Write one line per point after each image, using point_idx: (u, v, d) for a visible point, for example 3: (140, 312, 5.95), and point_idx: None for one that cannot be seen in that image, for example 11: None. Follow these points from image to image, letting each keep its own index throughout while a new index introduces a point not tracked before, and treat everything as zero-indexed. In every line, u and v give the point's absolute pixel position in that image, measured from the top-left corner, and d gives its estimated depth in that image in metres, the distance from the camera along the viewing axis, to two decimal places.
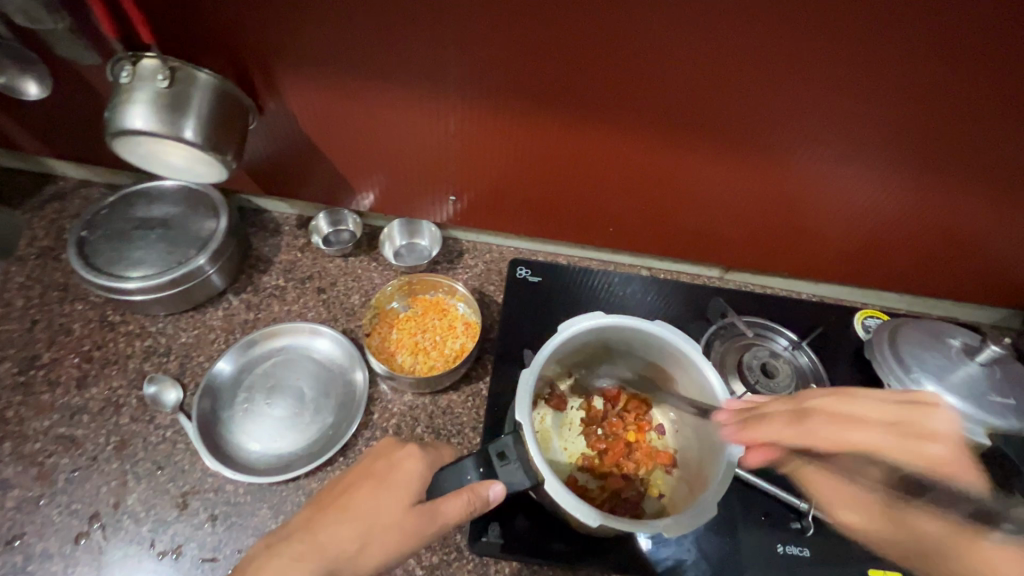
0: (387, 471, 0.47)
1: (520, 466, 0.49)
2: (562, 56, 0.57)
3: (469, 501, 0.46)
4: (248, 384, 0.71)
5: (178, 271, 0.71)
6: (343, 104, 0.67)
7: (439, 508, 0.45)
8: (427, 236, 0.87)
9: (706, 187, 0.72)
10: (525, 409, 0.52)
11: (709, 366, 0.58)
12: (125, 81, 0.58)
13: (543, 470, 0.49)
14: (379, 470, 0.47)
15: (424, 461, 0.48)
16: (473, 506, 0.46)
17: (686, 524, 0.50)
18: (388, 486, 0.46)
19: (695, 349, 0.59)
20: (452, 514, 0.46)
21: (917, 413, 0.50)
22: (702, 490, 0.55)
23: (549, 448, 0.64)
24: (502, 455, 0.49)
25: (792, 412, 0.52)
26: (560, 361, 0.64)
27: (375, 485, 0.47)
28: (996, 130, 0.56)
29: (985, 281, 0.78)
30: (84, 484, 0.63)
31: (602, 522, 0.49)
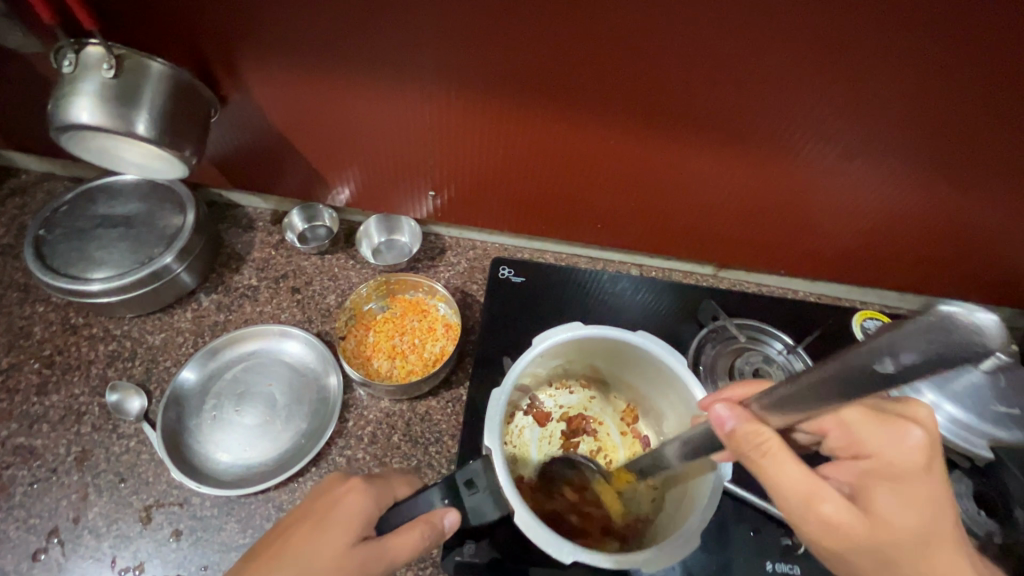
0: (326, 509, 0.43)
1: (489, 494, 0.47)
2: (541, 46, 0.53)
3: (422, 536, 0.43)
4: (216, 391, 0.68)
5: (142, 271, 0.67)
6: (311, 95, 0.63)
7: (388, 546, 0.42)
8: (407, 232, 0.83)
9: (698, 182, 0.67)
10: (493, 434, 0.50)
11: (695, 381, 0.55)
12: (68, 71, 0.54)
13: (513, 504, 0.47)
14: (319, 509, 0.43)
15: (368, 495, 0.44)
16: (428, 539, 0.43)
17: (665, 557, 0.48)
18: (330, 524, 0.42)
19: (679, 360, 0.56)
20: (403, 551, 0.42)
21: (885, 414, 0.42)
22: (686, 513, 0.52)
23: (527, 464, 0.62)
24: (470, 483, 0.47)
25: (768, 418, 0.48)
26: (537, 371, 0.61)
27: (314, 527, 0.42)
28: (1012, 124, 0.52)
29: (992, 281, 0.74)
30: (42, 497, 0.61)
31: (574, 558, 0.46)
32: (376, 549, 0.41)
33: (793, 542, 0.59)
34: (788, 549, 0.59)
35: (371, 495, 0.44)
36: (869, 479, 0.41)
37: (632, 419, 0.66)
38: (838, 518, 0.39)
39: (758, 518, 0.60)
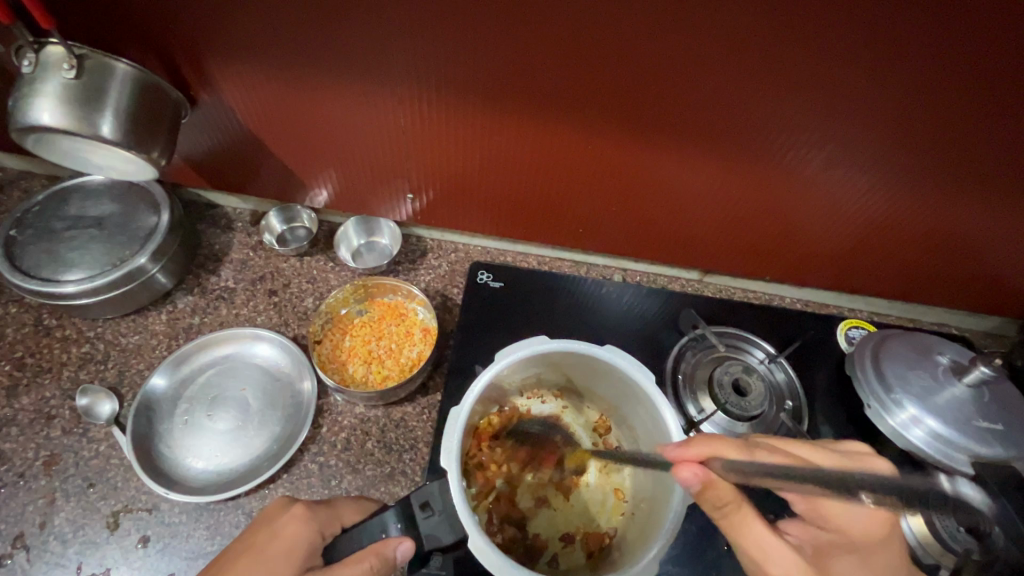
0: (267, 541, 0.44)
1: (444, 518, 0.46)
2: (513, 48, 0.51)
3: (371, 567, 0.42)
4: (188, 396, 0.67)
5: (114, 273, 0.66)
6: (282, 97, 0.62)
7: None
8: (387, 234, 0.82)
9: (680, 186, 0.66)
10: (451, 454, 0.49)
11: (662, 398, 0.54)
12: (28, 71, 0.53)
13: (466, 527, 0.45)
14: (260, 543, 0.44)
15: (311, 523, 0.45)
16: (378, 571, 0.43)
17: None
18: (271, 557, 0.43)
19: (646, 376, 0.55)
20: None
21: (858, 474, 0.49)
22: (654, 531, 0.51)
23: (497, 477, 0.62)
24: (426, 505, 0.47)
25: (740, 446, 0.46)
26: (504, 384, 0.61)
27: (256, 563, 0.43)
28: (997, 133, 0.50)
29: (980, 288, 0.73)
30: (8, 502, 0.60)
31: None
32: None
33: None
34: None
35: (313, 525, 0.45)
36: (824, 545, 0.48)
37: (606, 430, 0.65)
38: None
39: None
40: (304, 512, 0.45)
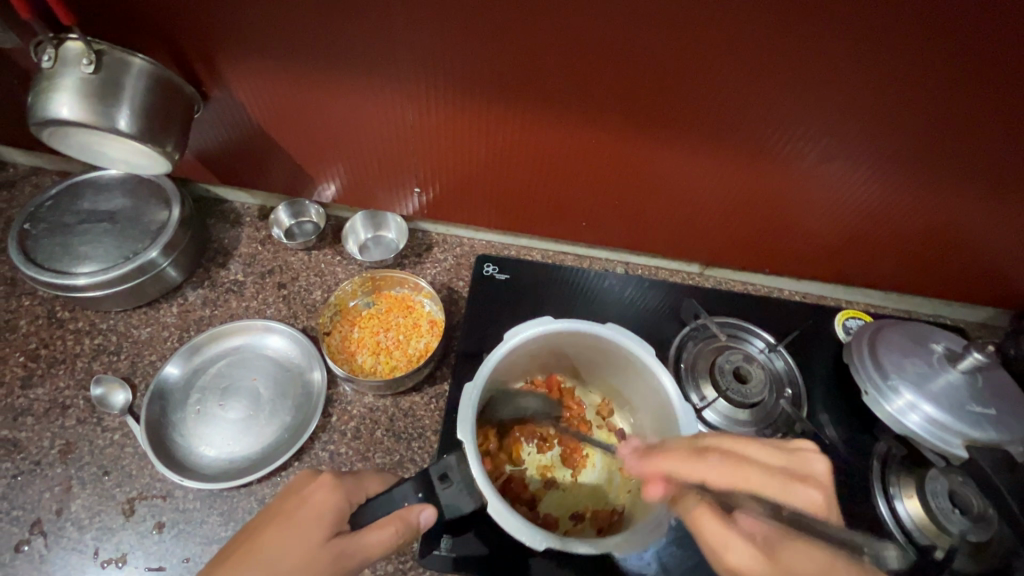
0: (297, 508, 0.44)
1: (463, 487, 0.49)
2: (520, 45, 0.53)
3: (397, 531, 0.45)
4: (200, 386, 0.68)
5: (127, 266, 0.68)
6: (293, 93, 0.63)
7: (360, 542, 0.43)
8: (394, 228, 0.84)
9: (682, 180, 0.68)
10: (468, 427, 0.51)
11: (664, 369, 0.57)
12: (48, 66, 0.54)
13: (485, 493, 0.48)
14: (288, 510, 0.44)
15: (339, 491, 0.46)
16: (403, 535, 0.45)
17: (636, 542, 0.50)
18: (300, 522, 0.43)
19: (648, 350, 0.58)
20: (377, 545, 0.44)
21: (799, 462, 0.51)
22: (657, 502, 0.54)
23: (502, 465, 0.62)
24: (444, 477, 0.49)
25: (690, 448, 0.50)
26: (512, 366, 0.63)
27: (287, 527, 0.43)
28: (988, 126, 0.52)
29: (974, 280, 0.75)
30: (25, 490, 0.61)
31: (548, 544, 0.47)
32: (348, 545, 0.43)
33: None
34: None
35: (341, 493, 0.46)
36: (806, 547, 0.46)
37: (610, 411, 0.67)
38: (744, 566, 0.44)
39: None
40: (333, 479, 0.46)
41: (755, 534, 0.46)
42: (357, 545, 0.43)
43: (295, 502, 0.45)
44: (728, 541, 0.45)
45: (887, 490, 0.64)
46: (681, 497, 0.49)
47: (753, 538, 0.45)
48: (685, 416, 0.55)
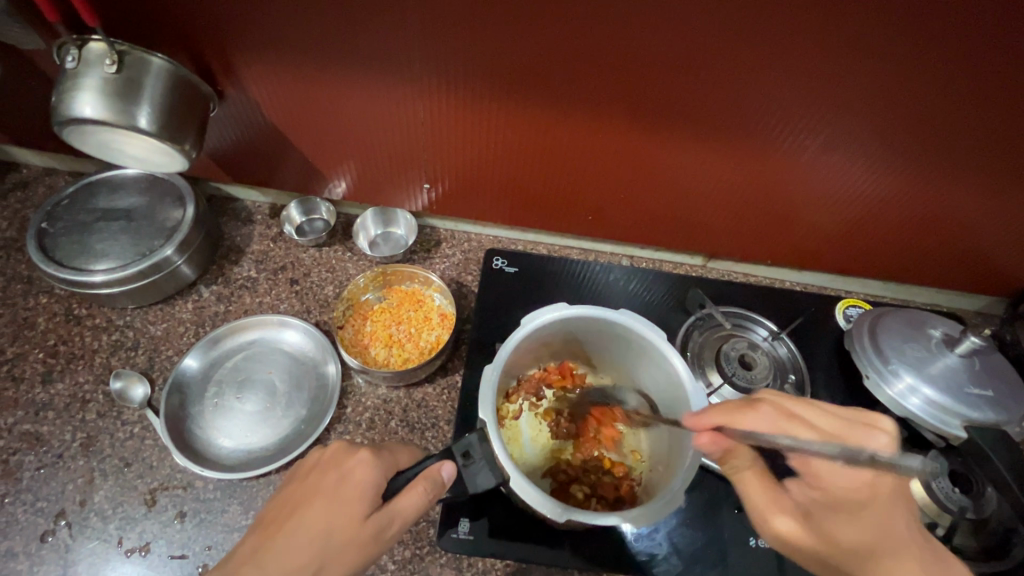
0: (338, 484, 0.46)
1: (486, 463, 0.51)
2: (531, 44, 0.55)
3: (425, 491, 0.47)
4: (218, 379, 0.70)
5: (144, 263, 0.69)
6: (308, 92, 0.65)
7: (395, 508, 0.45)
8: (403, 225, 0.85)
9: (687, 173, 0.69)
10: (489, 407, 0.54)
11: (675, 353, 0.59)
12: (72, 66, 0.56)
13: (508, 469, 0.51)
14: (325, 482, 0.47)
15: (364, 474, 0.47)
16: (429, 492, 0.47)
17: (653, 514, 0.51)
18: (337, 496, 0.45)
19: (657, 333, 0.60)
20: (410, 510, 0.46)
21: (853, 432, 0.50)
22: (671, 478, 0.56)
23: (520, 446, 0.64)
24: (466, 454, 0.51)
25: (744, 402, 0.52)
26: (527, 352, 0.65)
27: (332, 501, 0.45)
28: (983, 117, 0.54)
29: (971, 269, 0.77)
30: (49, 481, 0.63)
31: (567, 517, 0.50)
32: (386, 516, 0.45)
33: None
34: None
35: (380, 465, 0.48)
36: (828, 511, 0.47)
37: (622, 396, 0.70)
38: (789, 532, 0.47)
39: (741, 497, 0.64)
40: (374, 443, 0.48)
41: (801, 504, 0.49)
42: (394, 513, 0.45)
43: (335, 474, 0.47)
44: (775, 507, 0.48)
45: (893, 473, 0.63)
46: (733, 452, 0.50)
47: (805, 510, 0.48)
48: (696, 396, 0.57)
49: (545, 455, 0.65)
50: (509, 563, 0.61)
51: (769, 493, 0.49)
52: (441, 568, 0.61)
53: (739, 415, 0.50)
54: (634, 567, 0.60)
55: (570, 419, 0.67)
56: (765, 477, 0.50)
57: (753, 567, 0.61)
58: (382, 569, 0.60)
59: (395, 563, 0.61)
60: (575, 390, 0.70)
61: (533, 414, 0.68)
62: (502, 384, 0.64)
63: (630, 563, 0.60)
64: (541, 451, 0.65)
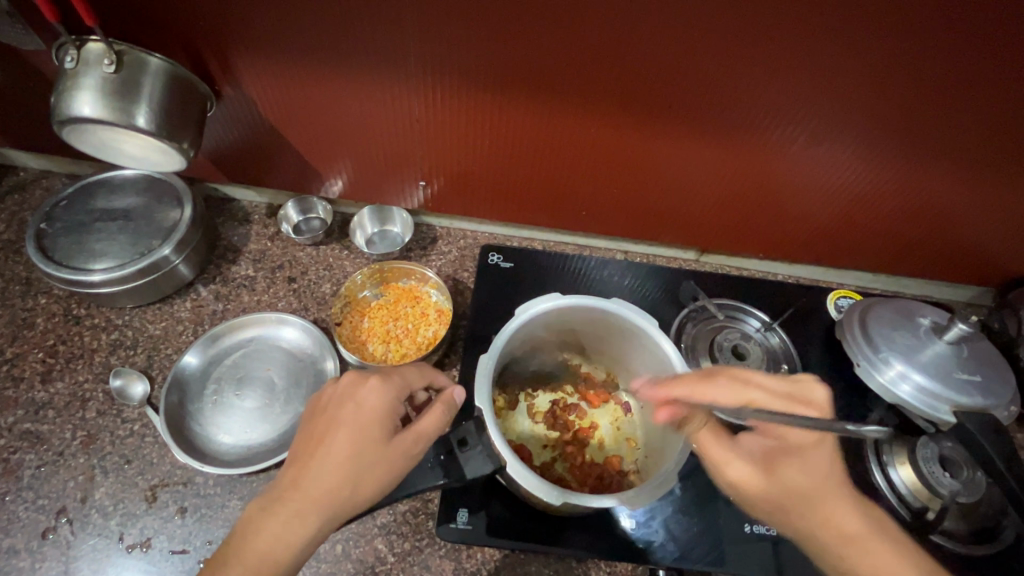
0: (357, 413, 0.48)
1: (482, 452, 0.53)
2: (524, 41, 0.56)
3: (443, 410, 0.51)
4: (216, 376, 0.70)
5: (142, 262, 0.69)
6: (303, 90, 0.65)
7: (419, 429, 0.49)
8: (399, 222, 0.86)
9: (678, 168, 0.70)
10: (484, 396, 0.55)
11: (667, 338, 0.60)
12: (70, 67, 0.57)
13: (503, 454, 0.52)
14: (344, 413, 0.48)
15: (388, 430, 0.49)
16: (449, 412, 0.51)
17: (648, 496, 0.52)
18: (359, 426, 0.47)
19: (648, 319, 0.61)
20: (432, 429, 0.50)
21: (803, 388, 0.54)
22: (665, 461, 0.57)
23: (518, 434, 0.66)
24: (463, 443, 0.53)
25: (701, 373, 0.55)
26: (521, 342, 0.66)
27: (356, 431, 0.47)
28: (965, 107, 0.55)
29: (959, 259, 0.78)
30: (49, 480, 0.63)
31: (563, 500, 0.51)
32: (411, 437, 0.48)
33: None
34: None
35: (392, 391, 0.50)
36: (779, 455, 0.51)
37: (614, 386, 0.72)
38: (742, 480, 0.50)
39: None
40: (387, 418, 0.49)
41: (755, 453, 0.52)
42: (418, 433, 0.49)
43: (351, 405, 0.48)
44: (728, 459, 0.51)
45: (881, 460, 0.66)
46: (688, 418, 0.54)
47: (755, 458, 0.51)
48: None
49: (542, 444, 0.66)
50: (508, 553, 0.62)
51: (721, 451, 0.52)
52: (441, 560, 0.61)
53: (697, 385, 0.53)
54: (632, 555, 0.61)
55: (567, 407, 0.69)
56: (719, 437, 0.53)
57: (749, 553, 0.62)
58: (382, 561, 0.61)
59: (394, 555, 0.61)
60: (568, 383, 0.72)
61: (528, 405, 0.69)
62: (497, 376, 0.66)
63: (629, 551, 0.61)
64: (540, 439, 0.67)
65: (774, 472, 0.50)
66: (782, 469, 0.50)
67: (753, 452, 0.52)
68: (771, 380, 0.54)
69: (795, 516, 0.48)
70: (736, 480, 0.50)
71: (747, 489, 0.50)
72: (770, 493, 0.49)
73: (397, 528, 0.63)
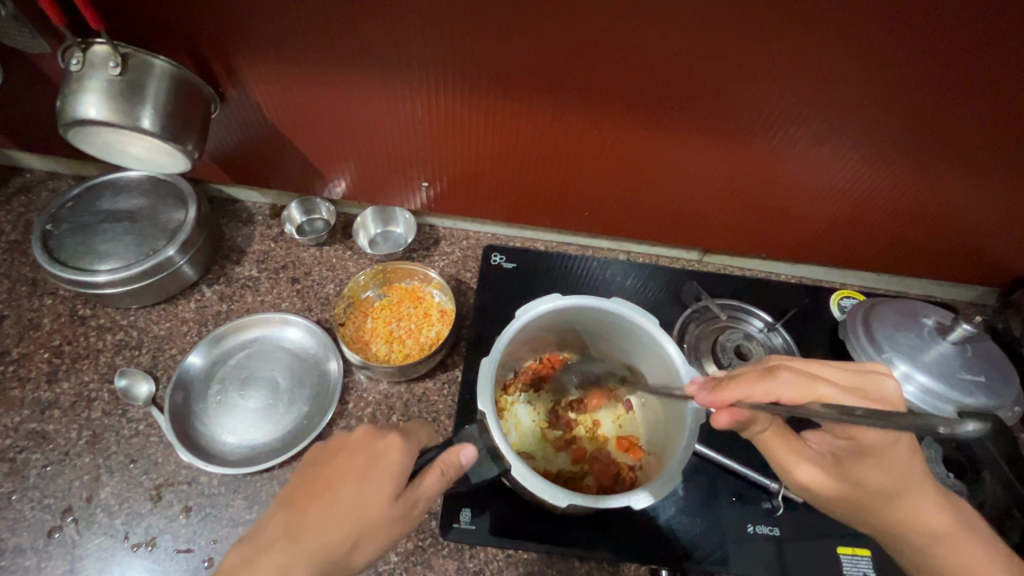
0: (369, 467, 0.47)
1: (487, 455, 0.54)
2: (527, 43, 0.56)
3: (445, 475, 0.49)
4: (220, 377, 0.71)
5: (147, 263, 0.70)
6: (307, 93, 0.66)
7: (419, 491, 0.48)
8: (402, 223, 0.86)
9: (680, 169, 0.71)
10: (487, 398, 0.55)
11: (669, 339, 0.60)
12: (76, 69, 0.57)
13: (509, 459, 0.53)
14: (349, 463, 0.47)
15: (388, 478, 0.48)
16: (451, 475, 0.49)
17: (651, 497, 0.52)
18: (362, 477, 0.46)
19: (651, 319, 0.61)
20: (431, 491, 0.48)
21: (870, 381, 0.50)
22: (668, 461, 0.57)
23: (522, 435, 0.67)
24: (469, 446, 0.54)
25: (761, 370, 0.49)
26: (524, 342, 0.66)
27: (358, 483, 0.46)
28: (968, 108, 0.55)
29: (963, 259, 0.78)
30: (56, 479, 0.64)
31: (568, 501, 0.51)
32: (411, 499, 0.47)
33: (772, 505, 0.64)
34: (768, 511, 0.64)
35: None
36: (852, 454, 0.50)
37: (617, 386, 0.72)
38: (815, 482, 0.51)
39: (739, 484, 0.65)
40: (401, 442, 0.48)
41: (826, 455, 0.52)
42: (418, 495, 0.47)
43: (365, 457, 0.48)
44: (796, 462, 0.52)
45: None
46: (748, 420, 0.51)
47: (824, 457, 0.52)
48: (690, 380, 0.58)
49: (544, 444, 0.67)
50: (511, 553, 0.62)
51: (788, 450, 0.53)
52: (444, 560, 0.61)
53: (757, 387, 0.47)
54: (636, 554, 0.61)
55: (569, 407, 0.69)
56: (784, 438, 0.53)
57: (752, 553, 0.62)
58: (385, 561, 0.61)
59: (397, 554, 0.61)
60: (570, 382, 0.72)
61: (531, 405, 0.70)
62: (500, 376, 0.66)
63: (633, 550, 0.61)
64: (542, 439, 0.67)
65: (846, 474, 0.50)
66: (855, 467, 0.49)
67: (823, 453, 0.53)
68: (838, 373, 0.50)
69: (878, 516, 0.47)
70: (805, 480, 0.52)
71: (822, 493, 0.51)
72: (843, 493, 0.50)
73: None
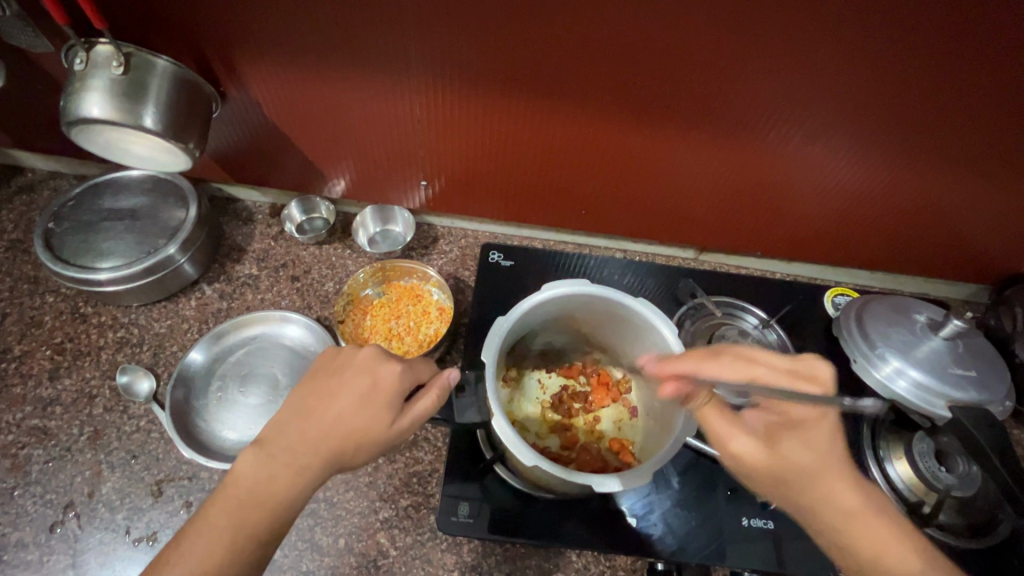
0: (370, 390, 0.49)
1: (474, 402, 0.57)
2: (523, 43, 0.57)
3: (437, 396, 0.51)
4: (221, 373, 0.71)
5: (148, 260, 0.70)
6: (307, 92, 0.67)
7: (414, 411, 0.50)
8: (401, 222, 0.87)
9: (675, 167, 0.71)
10: (491, 351, 0.58)
11: (667, 326, 0.61)
12: (79, 69, 0.58)
13: (493, 410, 0.54)
14: (348, 388, 0.49)
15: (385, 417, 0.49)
16: (442, 398, 0.51)
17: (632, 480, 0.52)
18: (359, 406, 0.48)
19: (649, 308, 0.62)
20: (424, 412, 0.50)
21: (803, 366, 0.54)
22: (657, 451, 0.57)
23: (522, 410, 0.70)
24: (461, 388, 0.58)
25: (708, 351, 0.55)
26: (526, 328, 0.67)
27: (358, 404, 0.48)
28: (955, 107, 0.56)
29: (955, 257, 0.79)
30: (57, 474, 0.64)
31: (535, 462, 0.52)
32: (407, 418, 0.49)
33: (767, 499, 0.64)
34: (763, 505, 0.64)
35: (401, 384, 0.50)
36: (781, 429, 0.51)
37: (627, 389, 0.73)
38: (746, 453, 0.50)
39: (734, 478, 0.66)
40: (401, 380, 0.50)
41: (759, 429, 0.52)
42: (412, 417, 0.49)
43: (368, 380, 0.49)
44: (732, 432, 0.51)
45: (877, 454, 0.67)
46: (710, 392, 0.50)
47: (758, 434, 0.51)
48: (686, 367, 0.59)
49: (541, 425, 0.70)
50: (508, 547, 0.63)
51: (729, 424, 0.52)
52: (442, 554, 0.62)
53: (703, 361, 0.53)
54: (634, 549, 0.61)
55: (573, 396, 0.72)
56: (724, 412, 0.53)
57: (747, 546, 0.62)
58: (384, 555, 0.62)
59: (396, 548, 0.62)
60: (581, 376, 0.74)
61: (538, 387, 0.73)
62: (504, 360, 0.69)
63: (632, 545, 0.62)
64: (540, 416, 0.70)
65: (775, 444, 0.49)
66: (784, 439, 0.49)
67: (757, 429, 0.52)
68: (774, 357, 0.55)
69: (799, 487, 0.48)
70: (739, 451, 0.50)
71: (752, 463, 0.50)
72: (775, 467, 0.48)
73: (400, 522, 0.64)
